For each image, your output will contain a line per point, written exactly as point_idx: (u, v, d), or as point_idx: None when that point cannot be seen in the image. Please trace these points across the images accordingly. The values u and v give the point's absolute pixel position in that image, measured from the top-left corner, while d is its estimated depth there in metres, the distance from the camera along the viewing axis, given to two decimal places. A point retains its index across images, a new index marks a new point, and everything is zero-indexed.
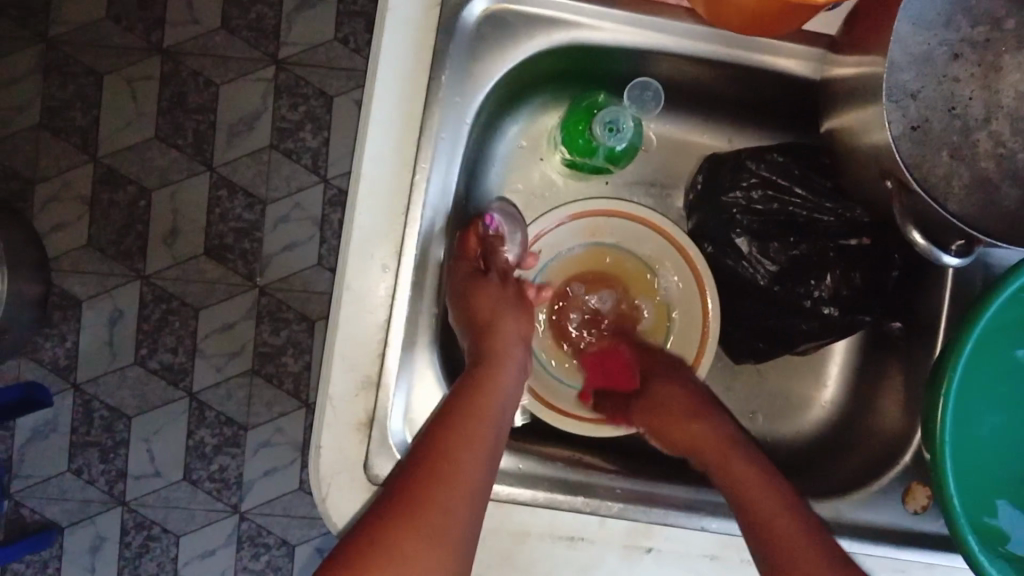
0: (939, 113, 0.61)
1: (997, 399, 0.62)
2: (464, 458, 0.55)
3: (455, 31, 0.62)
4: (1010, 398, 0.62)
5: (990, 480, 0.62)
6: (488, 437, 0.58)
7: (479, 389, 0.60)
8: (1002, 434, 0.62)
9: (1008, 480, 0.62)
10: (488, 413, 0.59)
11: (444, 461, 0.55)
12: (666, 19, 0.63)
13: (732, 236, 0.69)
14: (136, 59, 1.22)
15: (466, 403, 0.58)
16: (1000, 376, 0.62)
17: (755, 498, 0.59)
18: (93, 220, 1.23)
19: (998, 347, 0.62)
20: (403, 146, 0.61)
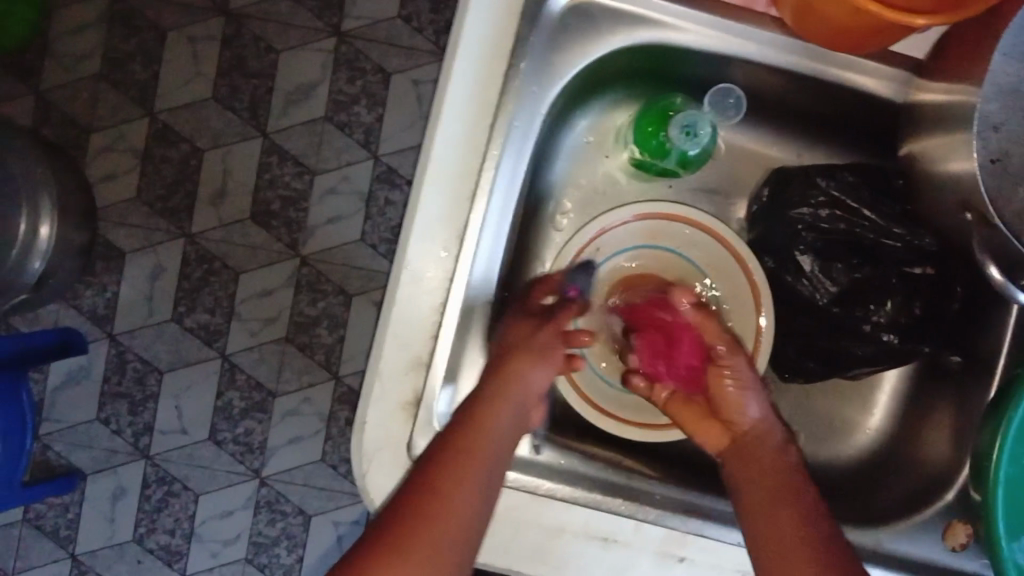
0: (1022, 147, 0.58)
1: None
2: (449, 491, 0.56)
3: (538, 20, 0.61)
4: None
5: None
6: (479, 468, 0.57)
7: (480, 419, 0.59)
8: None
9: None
10: (486, 450, 0.58)
11: (431, 502, 0.56)
12: (753, 27, 0.62)
13: (794, 252, 0.68)
14: (200, 18, 1.23)
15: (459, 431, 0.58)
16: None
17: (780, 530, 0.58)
18: (143, 174, 1.24)
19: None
20: (475, 132, 0.61)
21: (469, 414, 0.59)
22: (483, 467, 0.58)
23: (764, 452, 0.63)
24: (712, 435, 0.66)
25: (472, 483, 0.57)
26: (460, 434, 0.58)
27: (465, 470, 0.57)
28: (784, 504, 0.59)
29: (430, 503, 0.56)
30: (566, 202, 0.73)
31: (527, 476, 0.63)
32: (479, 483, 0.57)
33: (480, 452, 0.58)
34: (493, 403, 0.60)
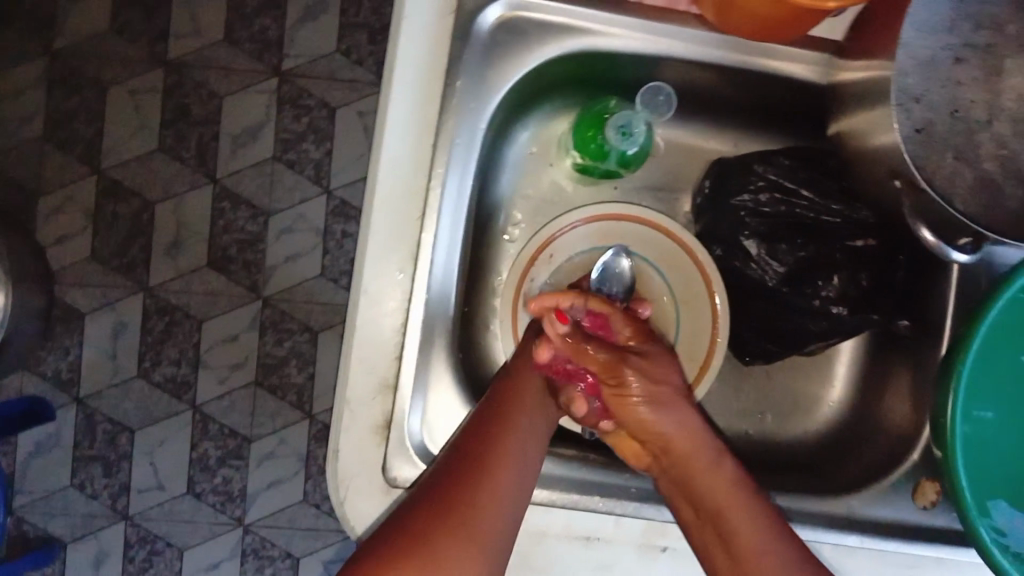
0: (942, 116, 0.64)
1: (998, 390, 0.63)
2: (498, 461, 0.59)
3: (470, 37, 0.63)
4: (1009, 390, 0.63)
5: (990, 474, 0.62)
6: (519, 441, 0.61)
7: (513, 401, 0.63)
8: (999, 428, 0.63)
9: (1005, 475, 0.62)
10: (518, 424, 0.62)
11: (463, 504, 0.56)
12: (676, 25, 0.65)
13: (740, 238, 0.70)
14: (139, 71, 1.23)
15: (499, 409, 0.62)
16: (1000, 367, 0.62)
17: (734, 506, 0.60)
18: (96, 232, 1.23)
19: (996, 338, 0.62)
20: (418, 151, 0.62)
21: (491, 421, 0.61)
22: (522, 438, 0.61)
23: (700, 467, 0.61)
24: (637, 454, 0.65)
25: (508, 484, 0.58)
26: (488, 444, 0.60)
27: (495, 474, 0.58)
28: (721, 471, 0.62)
29: (462, 504, 0.56)
30: (517, 213, 0.74)
31: None
32: (513, 486, 0.58)
33: (513, 457, 0.60)
34: (518, 395, 0.64)
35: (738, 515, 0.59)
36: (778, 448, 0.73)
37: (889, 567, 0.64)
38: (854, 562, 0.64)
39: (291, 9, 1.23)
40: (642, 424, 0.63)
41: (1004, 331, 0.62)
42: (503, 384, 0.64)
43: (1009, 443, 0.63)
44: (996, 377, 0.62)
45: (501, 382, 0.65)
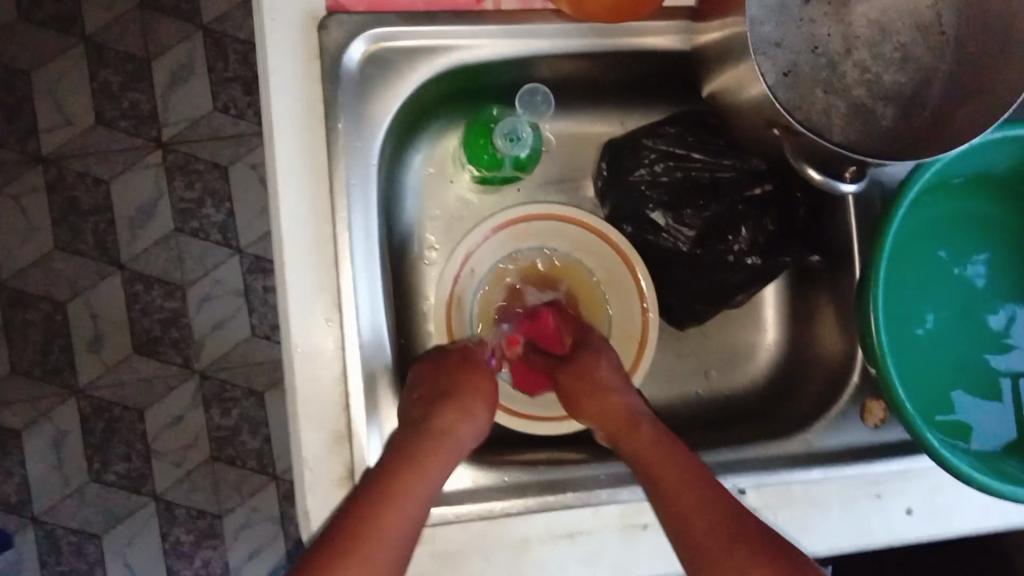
0: (804, 55, 0.67)
1: (932, 300, 0.70)
2: (403, 490, 0.53)
3: (340, 78, 0.63)
4: (944, 299, 0.70)
5: (945, 376, 0.69)
6: (429, 473, 0.56)
7: (417, 440, 0.58)
8: (944, 323, 0.70)
9: (959, 372, 0.69)
10: (427, 460, 0.57)
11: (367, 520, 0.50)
12: (537, 24, 0.65)
13: (647, 212, 0.72)
14: (16, 173, 1.19)
15: (404, 451, 0.57)
16: (925, 283, 0.70)
17: (659, 458, 0.58)
18: (11, 346, 1.19)
19: (912, 260, 0.70)
20: (317, 201, 0.62)
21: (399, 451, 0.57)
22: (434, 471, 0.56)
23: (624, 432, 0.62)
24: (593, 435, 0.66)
25: (410, 498, 0.53)
26: (395, 466, 0.55)
27: (404, 489, 0.53)
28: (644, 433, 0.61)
29: (362, 525, 0.50)
30: (429, 236, 0.75)
31: (478, 504, 0.64)
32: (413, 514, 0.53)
33: (418, 485, 0.54)
34: (432, 428, 0.59)
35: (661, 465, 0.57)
36: (728, 401, 0.77)
37: (858, 489, 0.67)
38: (825, 495, 0.67)
39: (159, 77, 1.21)
40: (585, 406, 0.65)
41: (916, 235, 0.70)
42: (417, 423, 0.60)
43: (952, 340, 0.70)
44: (923, 278, 0.70)
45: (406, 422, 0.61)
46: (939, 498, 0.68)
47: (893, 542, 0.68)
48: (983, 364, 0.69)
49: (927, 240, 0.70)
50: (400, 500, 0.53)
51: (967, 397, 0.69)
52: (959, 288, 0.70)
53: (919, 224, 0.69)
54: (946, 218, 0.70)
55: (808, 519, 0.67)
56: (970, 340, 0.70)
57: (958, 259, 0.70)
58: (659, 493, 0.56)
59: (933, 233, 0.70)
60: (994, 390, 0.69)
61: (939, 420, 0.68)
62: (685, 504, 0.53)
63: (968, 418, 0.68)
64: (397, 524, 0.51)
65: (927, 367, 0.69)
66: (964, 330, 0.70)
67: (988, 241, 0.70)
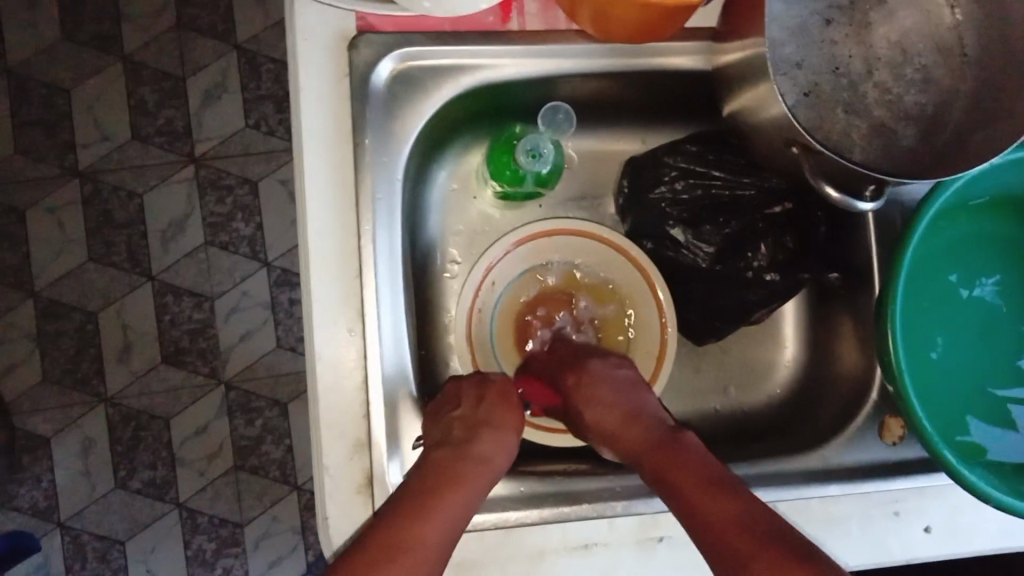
0: (825, 76, 0.68)
1: (943, 323, 0.70)
2: (438, 502, 0.55)
3: (368, 95, 0.65)
4: (955, 322, 0.70)
5: (957, 398, 0.69)
6: (465, 489, 0.57)
7: (458, 457, 0.59)
8: (957, 347, 0.70)
9: (969, 395, 0.69)
10: (462, 477, 0.58)
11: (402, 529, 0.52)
12: (561, 44, 0.67)
13: (666, 228, 0.73)
14: (54, 187, 1.22)
15: (444, 465, 0.58)
16: (937, 304, 0.70)
17: (688, 472, 0.57)
18: (43, 354, 1.22)
19: (923, 282, 0.70)
20: (343, 213, 0.64)
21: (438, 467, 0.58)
22: (471, 490, 0.57)
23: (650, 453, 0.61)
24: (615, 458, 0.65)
25: (445, 511, 0.54)
26: (431, 481, 0.57)
27: (438, 501, 0.55)
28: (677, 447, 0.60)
29: (399, 531, 0.52)
30: (452, 250, 0.76)
31: (494, 512, 0.65)
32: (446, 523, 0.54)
33: (454, 504, 0.55)
34: (473, 448, 0.60)
35: (689, 478, 0.57)
36: (746, 417, 0.77)
37: (875, 506, 0.67)
38: (842, 511, 0.67)
39: (192, 94, 1.24)
40: (609, 438, 0.64)
41: (928, 258, 0.70)
42: (457, 441, 0.61)
43: (964, 364, 0.69)
44: (936, 301, 0.70)
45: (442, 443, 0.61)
46: (959, 518, 0.68)
47: (911, 560, 0.67)
48: (995, 390, 0.69)
49: (938, 263, 0.70)
50: (430, 515, 0.54)
51: (978, 422, 0.68)
52: (971, 312, 0.70)
53: (930, 247, 0.70)
54: (957, 242, 0.70)
55: (824, 536, 0.67)
56: (982, 365, 0.69)
57: (971, 284, 0.70)
58: (687, 505, 0.55)
59: (945, 257, 0.70)
60: (1005, 417, 0.69)
61: (950, 441, 0.68)
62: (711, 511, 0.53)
63: (979, 443, 0.68)
64: (432, 534, 0.52)
65: (939, 390, 0.69)
66: (977, 355, 0.70)
67: (1002, 266, 0.71)
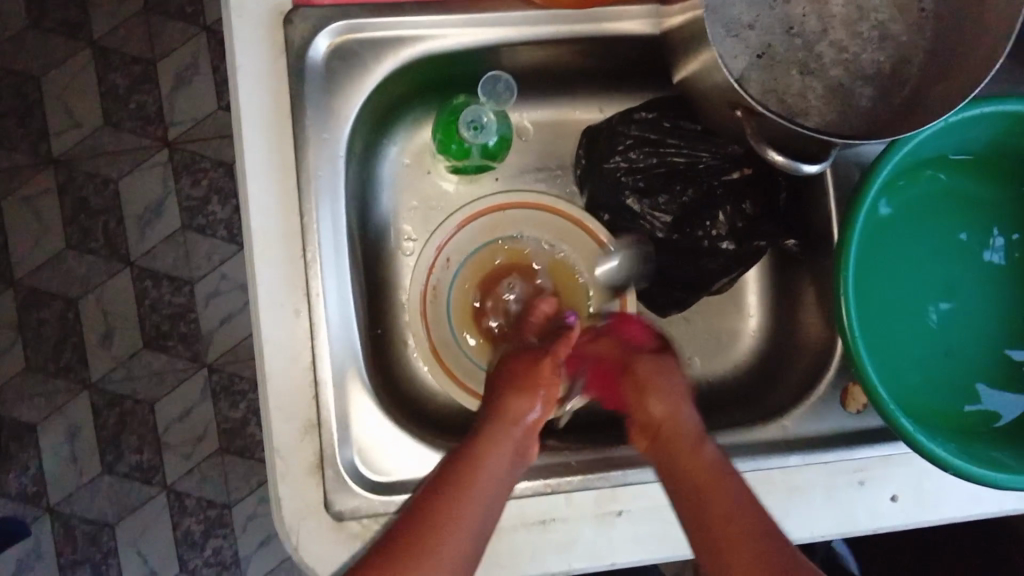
0: (778, 36, 0.66)
1: (941, 289, 0.68)
2: (456, 512, 0.53)
3: (305, 72, 0.63)
4: (960, 283, 0.69)
5: (965, 362, 0.68)
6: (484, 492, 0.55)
7: (476, 456, 0.57)
8: (966, 309, 0.68)
9: (980, 359, 0.68)
10: (479, 482, 0.56)
11: (419, 547, 0.51)
12: (503, 12, 0.65)
13: (624, 199, 0.72)
14: (28, 175, 1.22)
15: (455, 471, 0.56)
16: (931, 272, 0.69)
17: (710, 480, 0.55)
18: (26, 342, 1.22)
19: (923, 245, 0.69)
20: (284, 194, 0.63)
21: (455, 466, 0.56)
22: (489, 490, 0.56)
23: (680, 444, 0.58)
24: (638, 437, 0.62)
25: (462, 523, 0.53)
26: (444, 487, 0.55)
27: (455, 514, 0.53)
28: (704, 447, 0.58)
29: (411, 553, 0.51)
30: (406, 226, 0.75)
31: None
32: (467, 536, 0.53)
33: (469, 511, 0.54)
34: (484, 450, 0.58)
35: (718, 486, 0.55)
36: (712, 388, 0.76)
37: (838, 476, 0.66)
38: (803, 481, 0.66)
39: (163, 77, 1.23)
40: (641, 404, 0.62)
41: (931, 219, 0.69)
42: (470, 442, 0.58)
43: (972, 326, 0.68)
44: (941, 263, 0.69)
45: (470, 434, 0.60)
46: (924, 485, 0.67)
47: (876, 530, 0.66)
48: (1006, 352, 0.68)
49: (925, 229, 0.69)
50: (448, 527, 0.52)
51: (989, 386, 0.67)
52: (977, 271, 0.69)
53: (929, 205, 0.69)
54: (961, 199, 0.69)
55: (786, 506, 0.65)
56: (984, 325, 0.68)
57: (975, 242, 0.69)
58: (699, 512, 0.54)
59: (931, 222, 0.69)
60: (1017, 380, 0.67)
61: (956, 410, 0.67)
62: (731, 520, 0.53)
63: (992, 408, 0.67)
64: (451, 549, 0.52)
65: (944, 355, 0.68)
66: (987, 316, 0.68)
67: (1009, 222, 0.69)
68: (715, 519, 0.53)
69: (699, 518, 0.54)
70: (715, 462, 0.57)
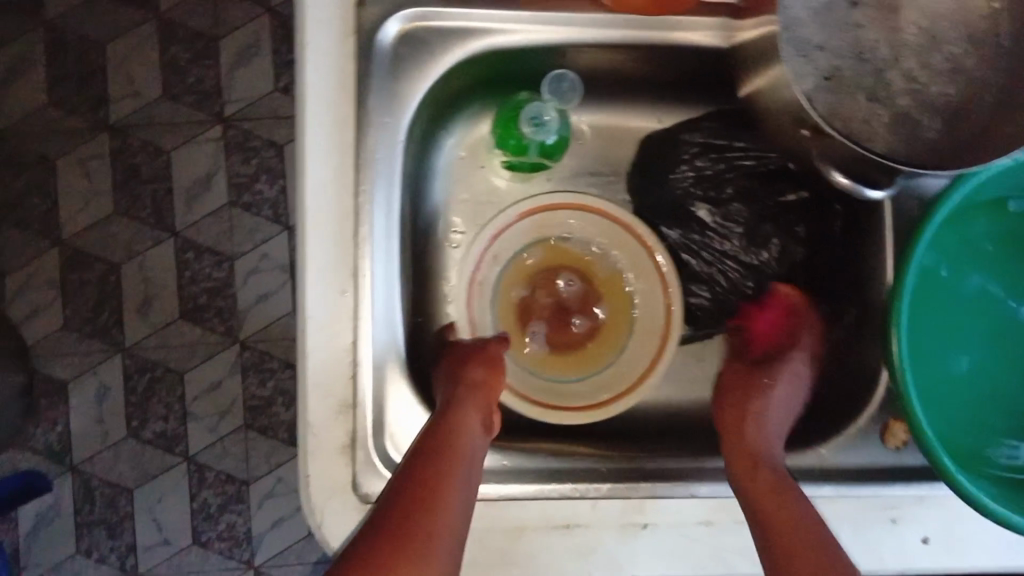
0: (849, 61, 0.65)
1: (963, 334, 0.67)
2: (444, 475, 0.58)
3: (373, 53, 0.64)
4: (982, 330, 0.67)
5: (986, 411, 0.66)
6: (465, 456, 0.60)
7: (455, 419, 0.62)
8: (989, 357, 0.67)
9: (1002, 408, 0.66)
10: (458, 447, 0.60)
11: (420, 513, 0.56)
12: (574, 12, 0.65)
13: (690, 206, 0.76)
14: (84, 138, 1.24)
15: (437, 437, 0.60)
16: (955, 313, 0.67)
17: (777, 493, 0.61)
18: (66, 301, 1.24)
19: (948, 289, 0.67)
20: (342, 173, 0.63)
21: (436, 432, 0.61)
22: (470, 455, 0.61)
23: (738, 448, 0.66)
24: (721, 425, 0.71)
25: (454, 488, 0.58)
26: (429, 452, 0.59)
27: (443, 475, 0.58)
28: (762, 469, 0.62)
29: (410, 518, 0.55)
30: (455, 218, 0.75)
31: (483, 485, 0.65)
32: (458, 498, 0.57)
33: (456, 474, 0.58)
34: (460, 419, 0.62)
35: (783, 499, 0.60)
36: None
37: (870, 510, 0.65)
38: (833, 511, 0.65)
39: (224, 54, 1.24)
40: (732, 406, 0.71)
41: (954, 264, 0.68)
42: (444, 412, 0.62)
43: (993, 375, 0.67)
44: (965, 309, 0.67)
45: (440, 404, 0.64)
46: (957, 531, 0.65)
47: (904, 572, 0.64)
48: None
49: (948, 271, 0.68)
50: (438, 491, 0.57)
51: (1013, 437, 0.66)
52: (1002, 319, 0.67)
53: (957, 248, 0.67)
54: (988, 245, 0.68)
55: None
56: (1007, 375, 0.67)
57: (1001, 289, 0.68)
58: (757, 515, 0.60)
59: (958, 263, 0.68)
60: None
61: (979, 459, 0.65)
62: (792, 520, 0.59)
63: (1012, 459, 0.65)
64: (450, 511, 0.57)
65: (966, 402, 0.66)
66: (1008, 365, 0.67)
67: None
68: (778, 520, 0.59)
69: (760, 520, 0.59)
70: (779, 481, 0.62)
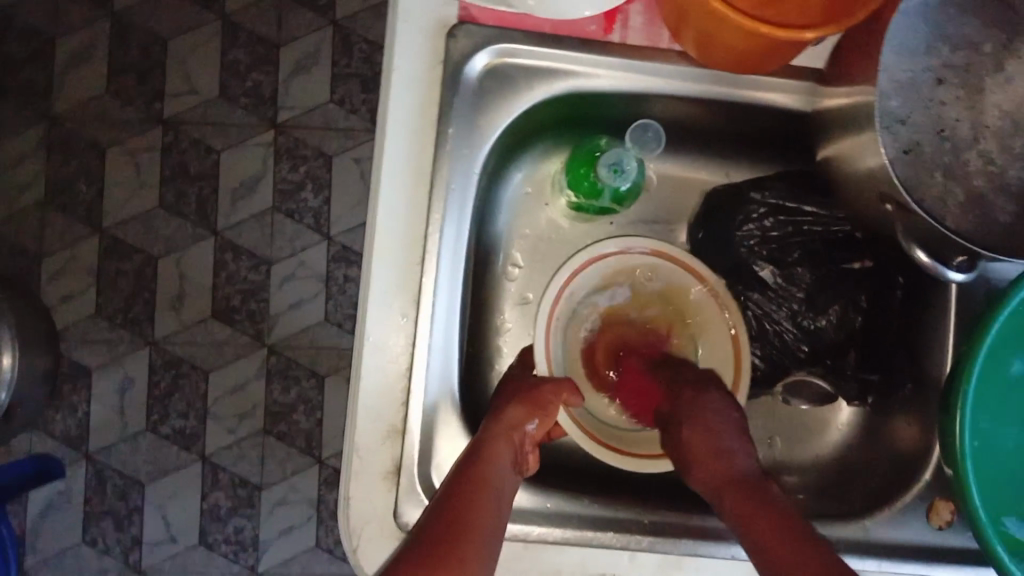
0: (928, 136, 0.63)
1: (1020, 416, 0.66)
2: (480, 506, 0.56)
3: (459, 84, 0.64)
4: None
5: None
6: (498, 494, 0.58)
7: (489, 453, 0.60)
8: None
9: None
10: (491, 481, 0.59)
11: (458, 537, 0.53)
12: (658, 61, 0.66)
13: (753, 267, 0.73)
14: (136, 130, 1.25)
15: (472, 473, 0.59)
16: (1006, 391, 0.66)
17: (777, 535, 0.55)
18: (100, 289, 1.24)
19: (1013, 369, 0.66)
20: (415, 200, 0.63)
21: (471, 468, 0.59)
22: (502, 493, 0.59)
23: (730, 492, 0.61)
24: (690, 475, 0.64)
25: (488, 521, 0.56)
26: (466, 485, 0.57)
27: (480, 506, 0.56)
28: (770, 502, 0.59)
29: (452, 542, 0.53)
30: (515, 252, 0.75)
31: (516, 526, 0.63)
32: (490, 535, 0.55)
33: (490, 508, 0.57)
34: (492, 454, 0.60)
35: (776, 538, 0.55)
36: (792, 474, 0.74)
37: None
38: None
39: (283, 62, 1.25)
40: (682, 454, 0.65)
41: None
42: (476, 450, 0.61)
43: None
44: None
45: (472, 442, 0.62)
46: None
47: None
48: None
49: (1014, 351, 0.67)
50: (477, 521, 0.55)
51: None
52: None
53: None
54: None
55: None
56: None
57: None
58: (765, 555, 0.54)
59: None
60: None
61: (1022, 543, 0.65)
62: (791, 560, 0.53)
63: None
64: (487, 541, 0.54)
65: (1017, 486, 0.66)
66: None
67: None
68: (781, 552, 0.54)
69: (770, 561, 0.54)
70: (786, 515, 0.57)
